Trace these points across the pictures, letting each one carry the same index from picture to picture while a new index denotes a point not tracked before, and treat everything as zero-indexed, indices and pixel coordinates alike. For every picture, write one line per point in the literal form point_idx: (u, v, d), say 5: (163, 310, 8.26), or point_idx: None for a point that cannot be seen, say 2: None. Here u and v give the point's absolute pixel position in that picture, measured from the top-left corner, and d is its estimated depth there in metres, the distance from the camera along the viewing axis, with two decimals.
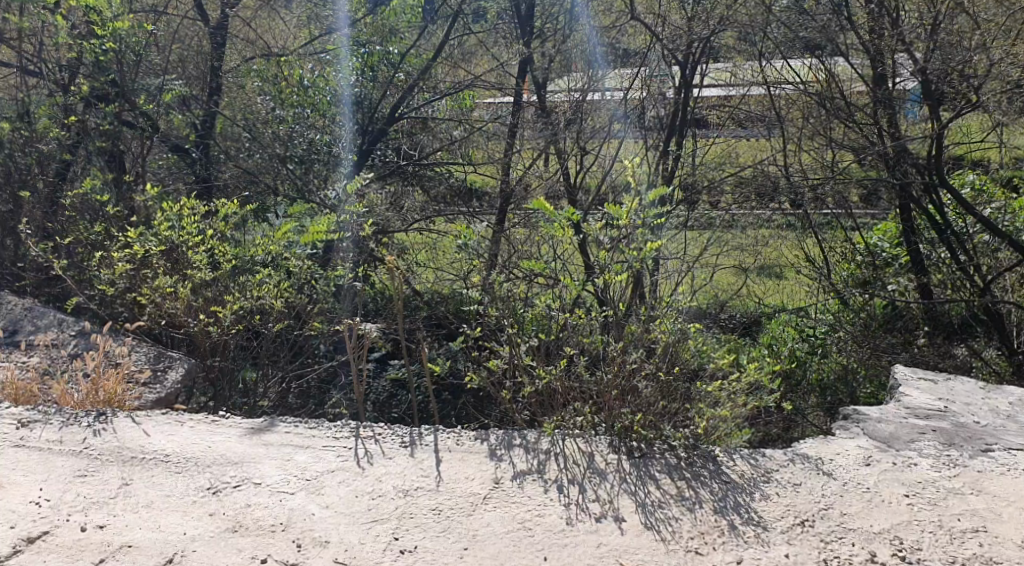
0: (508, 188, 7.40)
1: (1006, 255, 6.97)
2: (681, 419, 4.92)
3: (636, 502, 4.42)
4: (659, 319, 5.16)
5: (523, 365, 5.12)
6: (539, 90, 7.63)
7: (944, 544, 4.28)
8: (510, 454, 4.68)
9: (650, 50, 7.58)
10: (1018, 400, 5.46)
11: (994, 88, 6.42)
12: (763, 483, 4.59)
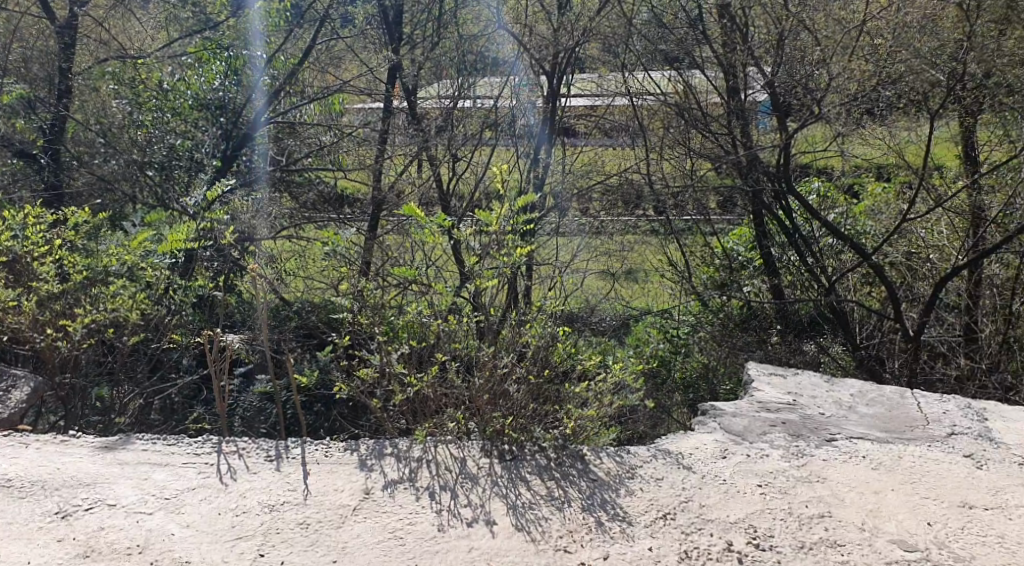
0: (379, 194, 7.42)
1: (848, 256, 7.48)
2: (552, 420, 4.89)
3: (507, 504, 4.39)
4: (529, 322, 5.21)
5: (394, 373, 5.01)
6: (409, 95, 7.68)
7: (794, 530, 4.32)
8: (381, 463, 4.57)
9: (518, 60, 7.85)
10: (859, 391, 5.40)
11: (834, 100, 6.91)
12: (627, 479, 4.57)
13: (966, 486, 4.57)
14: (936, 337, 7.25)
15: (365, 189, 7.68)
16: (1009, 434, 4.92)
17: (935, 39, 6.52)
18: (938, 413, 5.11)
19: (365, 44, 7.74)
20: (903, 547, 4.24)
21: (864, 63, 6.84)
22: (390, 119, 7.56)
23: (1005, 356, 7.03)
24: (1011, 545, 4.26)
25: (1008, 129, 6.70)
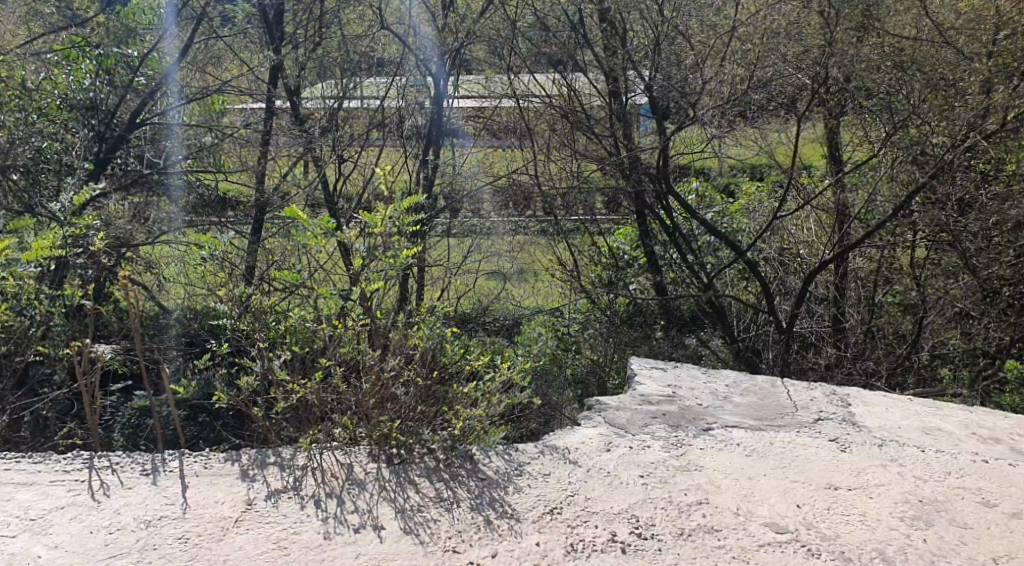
0: (265, 197, 7.44)
1: (725, 254, 7.76)
2: (440, 423, 4.80)
3: (395, 508, 4.31)
4: (418, 325, 5.18)
5: (277, 381, 4.83)
6: (292, 96, 7.69)
7: (673, 517, 4.30)
8: (264, 473, 4.45)
9: (404, 59, 8.04)
10: (735, 382, 5.51)
11: (710, 104, 7.11)
12: (517, 476, 4.53)
13: (833, 469, 4.59)
14: (808, 328, 7.58)
15: (250, 191, 7.52)
16: (868, 417, 5.03)
17: (800, 46, 6.94)
18: (805, 401, 5.23)
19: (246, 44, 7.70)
20: (774, 529, 4.24)
21: (735, 68, 7.03)
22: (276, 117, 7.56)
23: (868, 343, 7.49)
24: (873, 522, 4.27)
25: (867, 129, 7.24)
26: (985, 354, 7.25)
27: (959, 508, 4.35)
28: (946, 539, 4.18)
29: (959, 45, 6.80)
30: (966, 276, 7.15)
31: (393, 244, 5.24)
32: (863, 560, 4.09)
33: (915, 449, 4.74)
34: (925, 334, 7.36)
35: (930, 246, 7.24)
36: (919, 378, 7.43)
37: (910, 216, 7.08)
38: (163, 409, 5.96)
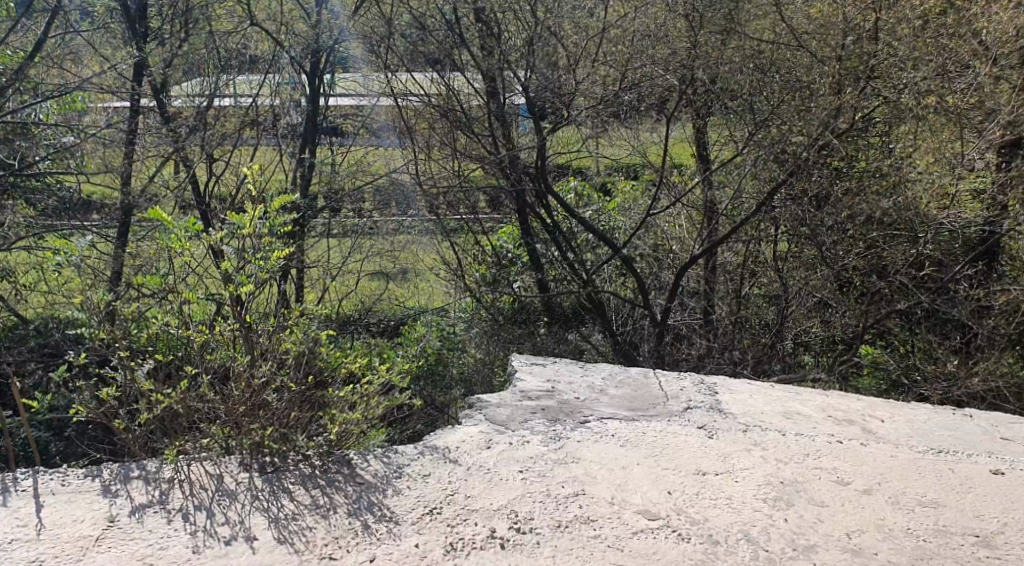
0: (130, 199, 7.23)
1: (603, 250, 7.82)
2: (315, 428, 4.48)
3: (268, 517, 3.98)
4: (291, 328, 4.79)
5: (142, 391, 4.55)
6: (158, 94, 7.52)
7: (551, 511, 4.07)
8: (127, 488, 4.08)
9: (277, 56, 8.08)
10: (612, 375, 5.34)
11: (584, 103, 7.31)
12: (395, 478, 4.21)
13: (701, 456, 4.44)
14: (681, 321, 7.84)
15: (114, 193, 7.33)
16: (735, 405, 4.96)
17: (667, 48, 7.21)
18: (676, 390, 5.13)
19: (108, 39, 7.35)
20: (647, 516, 4.05)
21: (607, 69, 7.30)
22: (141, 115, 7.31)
23: (736, 333, 7.74)
24: (738, 505, 4.13)
25: (732, 129, 7.49)
26: (842, 341, 7.62)
27: (817, 486, 4.24)
28: (805, 518, 4.05)
29: (813, 49, 7.15)
30: (822, 268, 7.44)
31: (263, 245, 4.91)
32: (729, 543, 3.94)
33: (777, 433, 4.66)
34: (788, 324, 7.61)
35: (790, 240, 7.52)
36: (783, 365, 7.70)
37: (772, 211, 7.39)
38: (20, 430, 5.93)
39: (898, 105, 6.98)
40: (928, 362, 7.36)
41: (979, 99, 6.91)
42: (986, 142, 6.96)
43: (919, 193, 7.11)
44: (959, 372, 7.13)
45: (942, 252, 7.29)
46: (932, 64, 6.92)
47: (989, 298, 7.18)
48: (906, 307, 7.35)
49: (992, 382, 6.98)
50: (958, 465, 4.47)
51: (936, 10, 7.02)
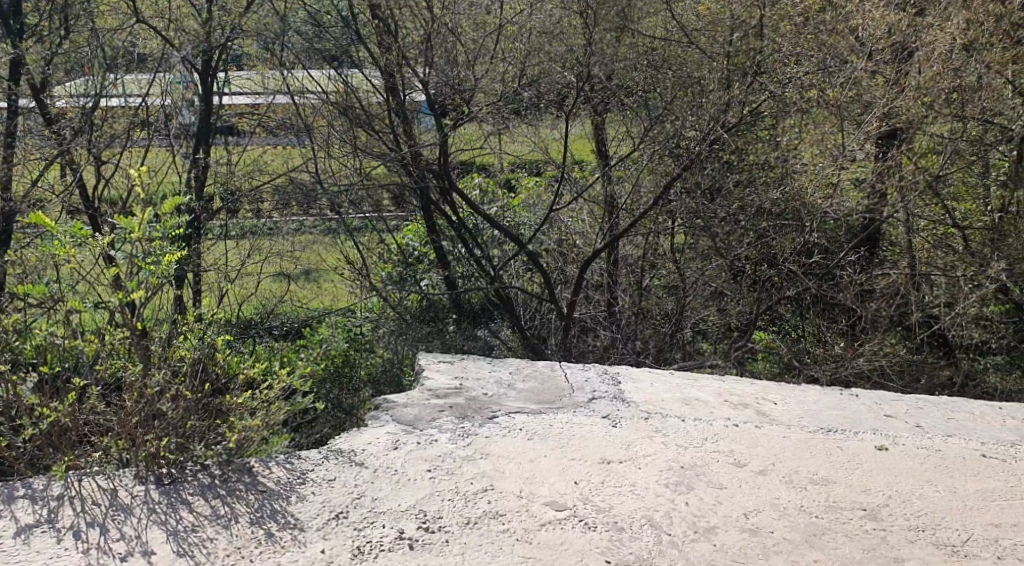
0: (12, 206, 6.92)
1: (510, 246, 7.90)
2: (213, 437, 4.22)
3: (167, 531, 3.76)
4: (183, 336, 4.59)
5: (26, 406, 4.31)
6: (38, 95, 7.26)
7: (461, 508, 4.02)
8: (12, 509, 3.80)
9: (166, 54, 7.73)
10: (518, 368, 5.34)
11: (483, 100, 7.29)
12: (299, 484, 4.05)
13: (606, 444, 4.51)
14: (585, 314, 7.91)
15: None
16: (637, 394, 5.08)
17: (563, 44, 7.34)
18: (580, 382, 5.19)
19: None
20: (555, 507, 4.06)
21: (506, 65, 7.33)
22: (19, 116, 7.05)
23: (640, 322, 7.93)
24: (641, 491, 4.20)
25: (629, 125, 7.79)
26: (736, 327, 8.00)
27: (715, 469, 4.37)
28: (704, 500, 4.16)
29: (701, 45, 7.52)
30: (716, 258, 7.79)
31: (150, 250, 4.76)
32: (633, 528, 3.99)
33: (677, 420, 4.79)
34: (687, 313, 7.90)
35: (686, 232, 7.77)
36: (683, 353, 7.97)
37: (668, 205, 7.60)
38: None
39: (783, 98, 7.39)
40: (815, 342, 7.87)
41: (858, 92, 7.34)
42: (866, 132, 7.28)
43: (804, 186, 7.42)
44: (845, 354, 7.60)
45: (828, 239, 7.77)
46: (813, 60, 7.34)
47: (871, 282, 7.81)
48: (796, 293, 7.70)
49: (877, 362, 7.49)
50: (844, 442, 4.66)
51: (816, 7, 7.47)
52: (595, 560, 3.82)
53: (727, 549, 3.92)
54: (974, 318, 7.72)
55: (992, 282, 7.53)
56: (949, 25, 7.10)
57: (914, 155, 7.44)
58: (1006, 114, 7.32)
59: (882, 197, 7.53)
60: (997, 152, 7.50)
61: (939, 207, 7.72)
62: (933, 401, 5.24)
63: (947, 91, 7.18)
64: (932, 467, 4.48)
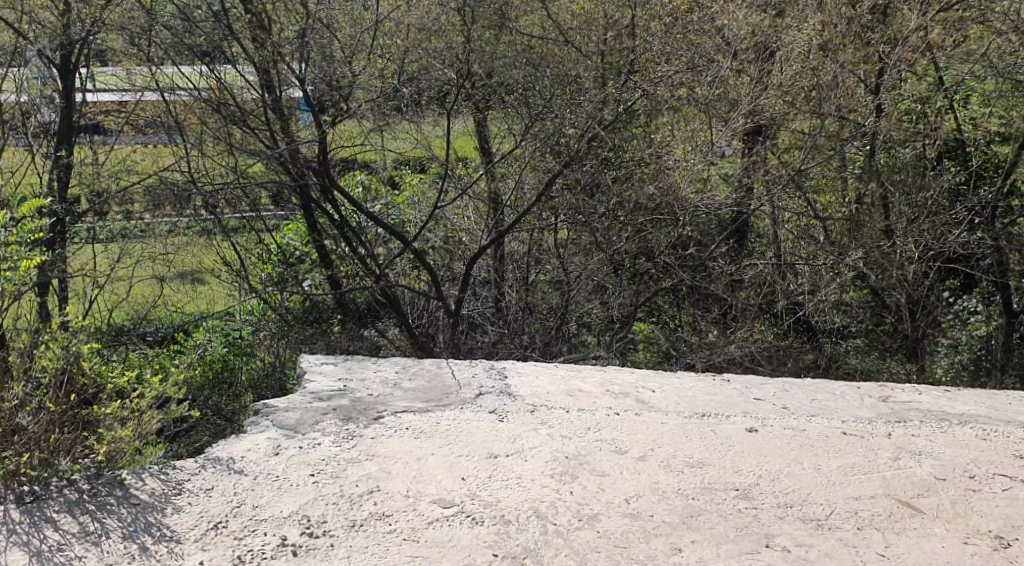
0: None
1: (395, 245, 7.79)
2: (81, 451, 4.08)
3: (30, 552, 3.60)
4: (48, 343, 4.31)
5: None
6: None
7: (346, 511, 3.97)
8: None
9: (21, 48, 7.39)
10: (404, 367, 5.26)
11: (361, 96, 7.25)
12: (174, 495, 3.94)
13: (492, 439, 4.51)
14: (473, 310, 7.96)
15: None
16: (523, 388, 5.09)
17: (442, 41, 7.37)
18: (466, 378, 5.16)
19: None
20: (441, 505, 4.05)
21: (385, 61, 7.29)
22: None
23: (526, 317, 7.95)
24: (528, 483, 4.22)
25: (510, 122, 7.79)
26: (619, 319, 8.02)
27: (598, 458, 4.42)
28: (587, 489, 4.20)
29: (577, 44, 7.90)
30: (596, 253, 7.85)
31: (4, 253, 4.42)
32: (520, 521, 4.00)
33: (561, 411, 4.83)
34: (572, 308, 7.96)
35: (569, 227, 7.85)
36: (568, 346, 8.01)
37: (552, 199, 7.70)
38: None
39: (654, 96, 7.73)
40: (691, 332, 8.06)
41: (724, 91, 7.80)
42: (732, 129, 7.72)
43: (678, 181, 7.69)
44: (717, 342, 7.92)
45: (700, 232, 8.03)
46: (683, 59, 7.77)
47: (740, 272, 8.06)
48: (672, 285, 7.99)
49: (749, 348, 7.85)
50: (719, 426, 4.76)
51: (684, 8, 7.97)
52: (482, 555, 3.81)
53: (609, 535, 3.95)
54: (835, 304, 8.11)
55: (851, 270, 7.99)
56: (808, 27, 7.68)
57: (778, 150, 8.06)
58: (859, 111, 7.92)
59: (749, 189, 8.01)
60: (852, 147, 8.08)
61: (801, 199, 8.14)
62: (799, 383, 5.36)
63: (806, 89, 7.80)
64: (804, 446, 4.59)
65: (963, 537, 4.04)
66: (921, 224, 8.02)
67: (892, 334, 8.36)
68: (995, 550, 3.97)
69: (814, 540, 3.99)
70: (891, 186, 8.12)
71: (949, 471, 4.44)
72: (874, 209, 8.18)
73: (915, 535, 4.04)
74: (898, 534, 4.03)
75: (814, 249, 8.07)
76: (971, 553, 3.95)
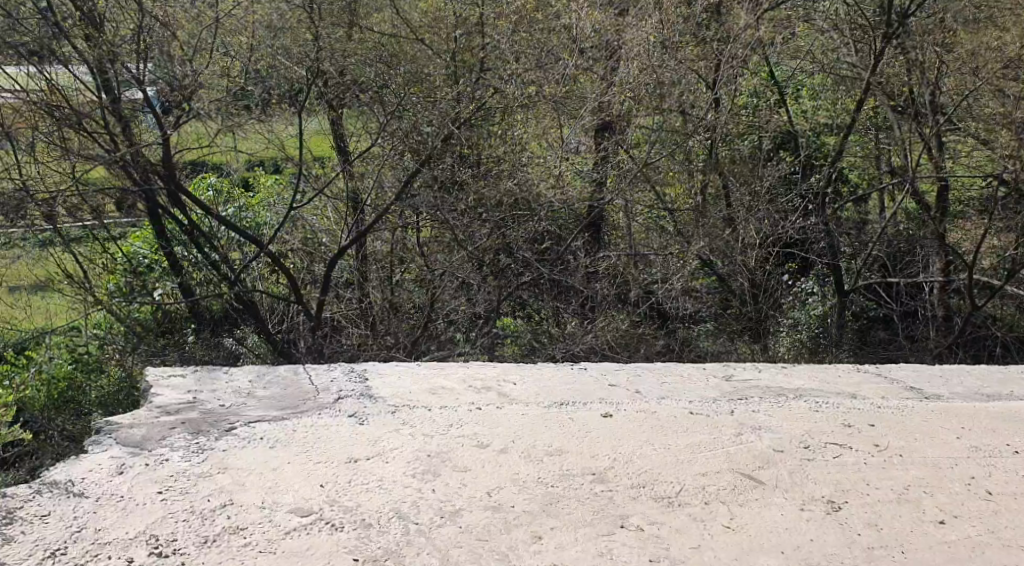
0: None
1: (250, 248, 7.64)
2: None
3: None
4: None
5: None
6: None
7: (195, 527, 3.88)
8: None
9: None
10: (258, 375, 5.11)
11: (204, 96, 7.08)
12: (5, 525, 3.78)
13: (351, 443, 4.48)
14: (337, 312, 7.85)
15: None
16: (384, 389, 5.04)
17: (291, 38, 7.35)
18: (326, 382, 5.08)
19: None
20: (299, 514, 3.99)
21: (225, 57, 7.26)
22: None
23: (391, 318, 7.90)
24: (389, 485, 4.20)
25: (366, 120, 7.86)
26: (482, 315, 8.02)
27: (459, 454, 4.44)
28: (449, 485, 4.21)
29: (428, 42, 8.00)
30: (459, 250, 7.88)
31: None
32: (381, 523, 3.98)
33: (423, 410, 4.82)
34: (438, 306, 7.90)
35: (431, 226, 7.89)
36: (436, 344, 7.97)
37: (413, 197, 7.69)
38: None
39: (507, 95, 7.89)
40: (554, 324, 8.13)
41: (572, 89, 8.12)
42: (580, 126, 8.11)
43: (539, 184, 7.95)
44: (577, 332, 7.99)
45: (557, 227, 8.12)
46: (530, 58, 8.05)
47: (595, 265, 8.19)
48: (532, 279, 8.06)
49: (607, 337, 7.95)
50: (576, 414, 4.83)
51: (530, 7, 8.05)
52: (342, 560, 3.77)
53: (471, 529, 3.97)
54: (685, 291, 8.37)
55: (695, 258, 8.28)
56: (647, 25, 8.13)
57: (628, 145, 8.20)
58: (700, 106, 8.35)
59: (601, 185, 8.19)
60: (696, 140, 8.33)
61: (651, 191, 8.37)
62: (651, 367, 5.48)
63: (648, 85, 8.11)
64: (655, 428, 4.70)
65: (801, 504, 4.19)
66: (759, 212, 8.45)
67: (738, 317, 8.62)
68: (828, 513, 4.15)
69: (665, 517, 4.08)
70: (730, 176, 8.50)
71: (787, 442, 4.61)
72: (717, 199, 8.52)
73: (758, 505, 4.18)
74: (742, 506, 4.17)
75: (666, 241, 8.34)
76: (808, 518, 4.11)
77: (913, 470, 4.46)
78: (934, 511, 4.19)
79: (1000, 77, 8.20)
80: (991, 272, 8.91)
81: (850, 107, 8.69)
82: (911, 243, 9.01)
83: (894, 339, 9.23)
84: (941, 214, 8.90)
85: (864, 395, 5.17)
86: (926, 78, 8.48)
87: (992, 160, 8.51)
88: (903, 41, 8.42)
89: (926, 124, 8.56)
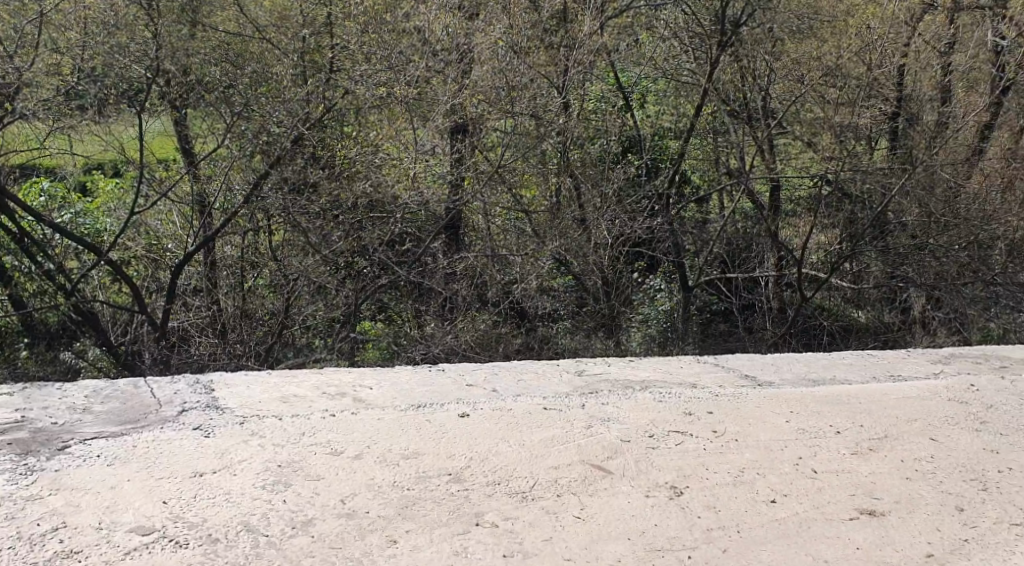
0: None
1: (89, 256, 7.29)
2: None
3: None
4: None
5: None
6: None
7: (22, 554, 3.65)
8: None
9: None
10: (96, 390, 4.85)
11: (27, 94, 6.83)
12: None
13: (195, 456, 4.30)
14: (184, 322, 7.60)
15: None
16: (231, 399, 4.87)
17: (125, 38, 7.05)
18: (168, 395, 4.87)
19: None
20: (140, 532, 3.81)
21: (50, 55, 6.92)
22: None
23: (246, 324, 7.68)
24: (237, 498, 4.05)
25: (212, 119, 7.55)
26: (340, 319, 7.87)
27: (310, 462, 4.31)
28: (301, 495, 4.09)
29: (273, 41, 7.65)
30: (314, 253, 7.71)
31: None
32: (229, 537, 3.82)
33: (274, 419, 4.68)
34: (294, 310, 7.73)
35: (285, 228, 7.69)
36: (290, 350, 7.85)
37: (264, 200, 7.51)
38: None
39: (354, 98, 7.76)
40: (414, 325, 8.08)
41: (421, 91, 7.95)
42: (434, 127, 7.94)
43: (394, 186, 7.80)
44: (435, 333, 7.95)
45: (416, 228, 8.03)
46: (378, 57, 7.83)
47: (452, 266, 8.10)
48: (389, 281, 7.95)
49: (466, 337, 7.93)
50: (432, 415, 4.76)
51: (380, 7, 7.84)
52: None
53: (324, 538, 3.85)
54: (542, 290, 8.43)
55: (549, 257, 8.35)
56: (490, 30, 8.13)
57: (482, 147, 8.20)
58: (552, 110, 8.37)
59: (458, 186, 8.13)
60: (546, 143, 8.39)
61: (508, 193, 8.31)
62: (507, 365, 5.45)
63: (500, 88, 8.12)
64: (507, 425, 4.67)
65: (649, 493, 4.22)
66: (608, 211, 8.56)
67: (591, 314, 8.67)
68: (671, 499, 4.18)
69: (519, 513, 4.05)
70: (580, 178, 8.58)
71: (634, 432, 4.65)
72: (570, 200, 8.54)
73: (606, 494, 4.19)
74: (591, 496, 4.17)
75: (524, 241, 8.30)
76: (652, 505, 4.13)
77: (756, 454, 4.55)
78: (767, 491, 4.27)
79: (823, 84, 8.89)
80: (819, 265, 9.49)
81: (689, 111, 9.09)
82: (748, 239, 9.34)
83: (733, 330, 9.57)
84: (775, 212, 9.30)
85: (706, 385, 5.26)
86: (757, 83, 9.00)
87: (816, 161, 9.11)
88: (736, 49, 8.85)
89: (759, 127, 9.04)
